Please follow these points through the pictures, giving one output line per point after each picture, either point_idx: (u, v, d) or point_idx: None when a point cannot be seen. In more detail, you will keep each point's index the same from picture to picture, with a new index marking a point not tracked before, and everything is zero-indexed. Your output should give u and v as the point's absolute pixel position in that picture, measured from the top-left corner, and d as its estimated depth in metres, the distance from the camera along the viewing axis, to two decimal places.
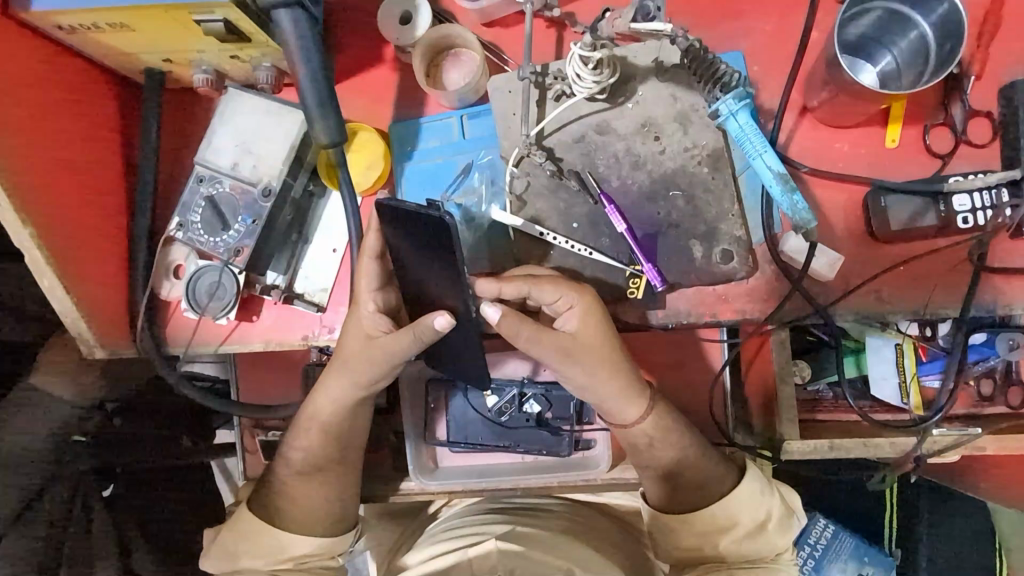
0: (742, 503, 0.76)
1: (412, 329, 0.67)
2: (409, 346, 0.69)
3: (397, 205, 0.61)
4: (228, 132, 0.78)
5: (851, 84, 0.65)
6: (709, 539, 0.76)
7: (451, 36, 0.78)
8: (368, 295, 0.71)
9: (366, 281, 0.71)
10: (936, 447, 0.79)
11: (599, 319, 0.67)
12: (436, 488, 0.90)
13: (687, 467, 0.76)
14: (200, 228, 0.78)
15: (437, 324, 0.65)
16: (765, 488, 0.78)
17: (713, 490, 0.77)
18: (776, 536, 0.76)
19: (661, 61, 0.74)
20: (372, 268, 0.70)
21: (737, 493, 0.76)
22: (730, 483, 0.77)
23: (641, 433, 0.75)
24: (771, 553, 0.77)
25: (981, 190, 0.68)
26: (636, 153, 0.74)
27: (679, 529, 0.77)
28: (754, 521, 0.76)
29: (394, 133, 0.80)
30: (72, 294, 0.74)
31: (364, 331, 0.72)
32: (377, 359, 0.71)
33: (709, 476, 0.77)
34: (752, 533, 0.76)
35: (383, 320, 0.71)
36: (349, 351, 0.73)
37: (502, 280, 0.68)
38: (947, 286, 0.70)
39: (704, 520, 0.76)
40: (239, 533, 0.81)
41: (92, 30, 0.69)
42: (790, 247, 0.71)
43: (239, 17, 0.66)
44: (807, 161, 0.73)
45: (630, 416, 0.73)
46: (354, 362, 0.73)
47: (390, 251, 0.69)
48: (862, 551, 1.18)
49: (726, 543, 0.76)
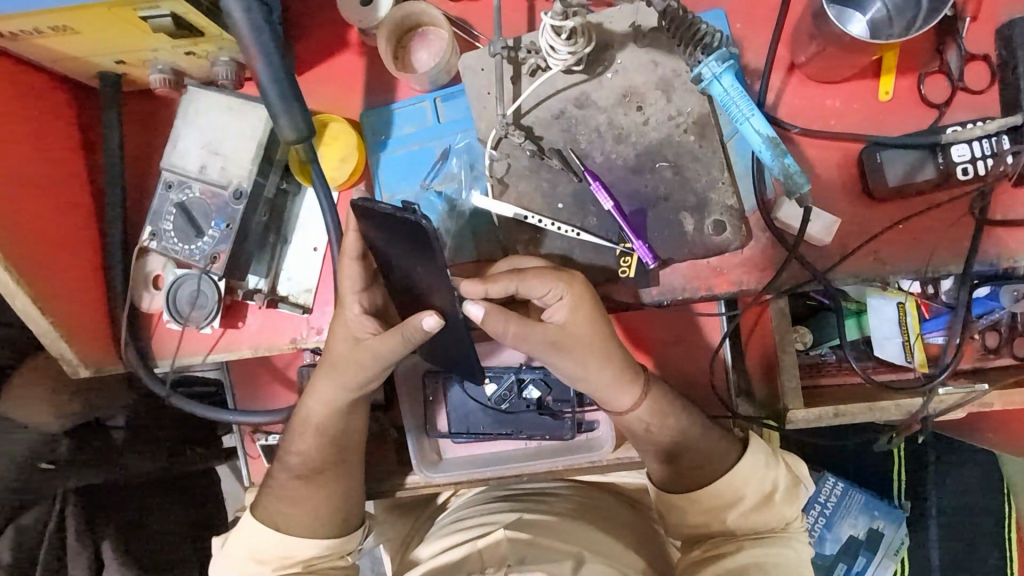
0: (747, 477, 0.75)
1: (400, 329, 0.65)
2: (399, 346, 0.67)
3: (373, 206, 0.58)
4: (193, 134, 0.74)
5: (840, 37, 0.62)
6: (716, 516, 0.75)
7: (415, 14, 0.74)
8: (353, 296, 0.69)
9: (350, 283, 0.68)
10: (944, 405, 0.78)
11: (591, 310, 0.65)
12: (441, 480, 0.89)
13: (688, 447, 0.75)
14: (174, 237, 0.75)
15: (425, 324, 0.63)
16: (769, 460, 0.77)
17: (717, 466, 0.75)
18: (784, 506, 0.75)
19: (639, 25, 0.70)
20: (354, 269, 0.68)
21: (741, 467, 0.75)
22: (733, 458, 0.76)
23: (639, 419, 0.74)
24: (781, 524, 0.76)
25: (981, 139, 0.65)
26: (618, 125, 0.70)
27: (685, 508, 0.75)
28: (760, 493, 0.75)
29: (365, 124, 0.76)
30: (49, 315, 0.72)
31: (351, 333, 0.70)
32: (368, 361, 0.69)
33: (711, 453, 0.76)
34: (759, 506, 0.75)
35: (370, 321, 0.69)
36: (338, 353, 0.71)
37: (488, 280, 0.65)
38: (949, 241, 0.67)
39: (710, 497, 0.75)
40: (245, 541, 0.80)
41: (33, 35, 0.65)
42: (785, 213, 0.68)
43: (187, 10, 0.63)
44: (798, 121, 0.69)
45: (624, 403, 0.72)
46: (345, 366, 0.71)
47: (372, 251, 0.67)
48: (872, 505, 1.19)
49: (734, 519, 0.75)
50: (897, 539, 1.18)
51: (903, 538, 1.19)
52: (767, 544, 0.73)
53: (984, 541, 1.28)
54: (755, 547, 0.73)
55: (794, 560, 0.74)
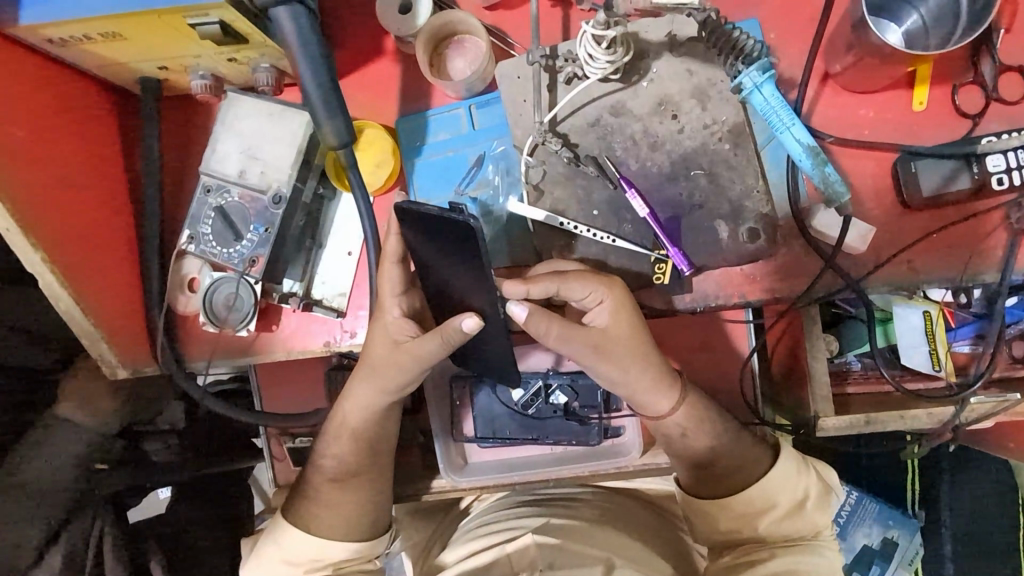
0: (779, 484, 0.75)
1: (439, 333, 0.66)
2: (437, 350, 0.68)
3: (419, 208, 0.59)
4: (232, 139, 0.75)
5: (879, 47, 0.63)
6: (748, 522, 0.75)
7: (452, 23, 0.76)
8: (392, 299, 0.69)
9: (389, 286, 0.69)
10: (975, 414, 0.78)
11: (630, 314, 0.66)
12: (466, 484, 0.91)
13: (720, 452, 0.76)
14: (212, 240, 0.77)
15: (465, 325, 0.64)
16: (801, 467, 0.77)
17: (749, 472, 0.76)
18: (816, 514, 0.75)
19: (675, 34, 0.71)
20: (394, 272, 0.68)
21: (773, 474, 0.75)
22: (766, 464, 0.76)
23: (671, 424, 0.74)
24: (812, 532, 0.76)
25: (1016, 150, 0.66)
26: (654, 133, 0.71)
27: (717, 514, 0.76)
28: (792, 500, 0.75)
29: (401, 130, 0.78)
30: (89, 315, 0.73)
31: (389, 336, 0.70)
32: (404, 365, 0.70)
33: (743, 460, 0.76)
34: (791, 514, 0.75)
35: (409, 324, 0.70)
36: (375, 356, 0.72)
37: (529, 281, 0.65)
38: (982, 250, 0.68)
39: (742, 504, 0.75)
40: (275, 544, 0.81)
41: (83, 41, 0.66)
42: (821, 221, 0.69)
43: (235, 18, 0.64)
44: (832, 130, 0.70)
45: (661, 407, 0.72)
46: (381, 368, 0.72)
47: (411, 254, 0.67)
48: (886, 515, 1.19)
49: (766, 525, 0.75)
50: (912, 549, 1.18)
51: (917, 549, 1.18)
52: (799, 552, 0.73)
53: (1002, 553, 1.27)
54: (788, 554, 0.73)
55: (827, 568, 0.74)
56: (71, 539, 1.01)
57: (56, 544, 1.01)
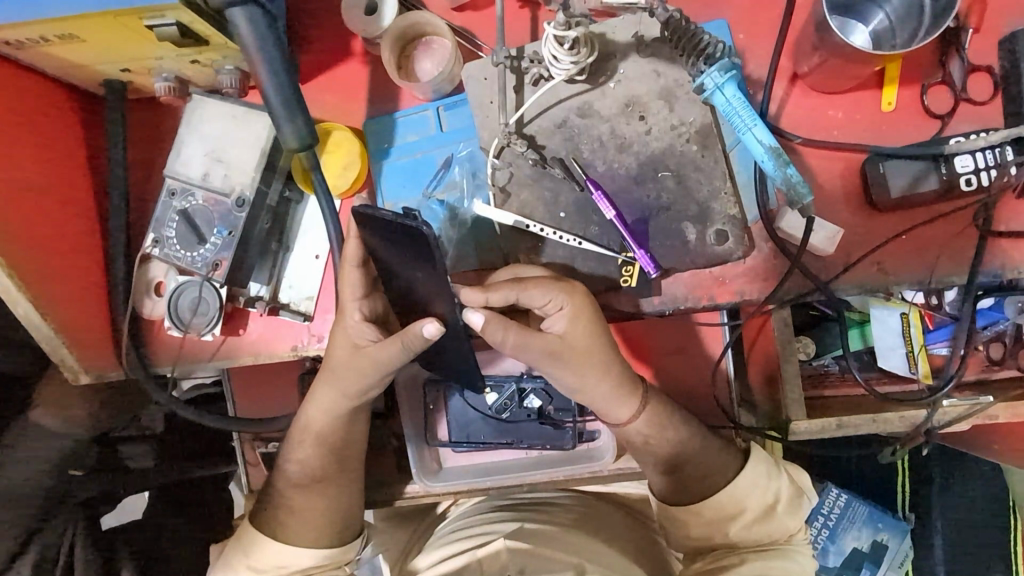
0: (749, 488, 0.74)
1: (400, 337, 0.65)
2: (398, 355, 0.67)
3: (374, 213, 0.58)
4: (196, 142, 0.75)
5: (843, 47, 0.62)
6: (718, 527, 0.74)
7: (418, 24, 0.75)
8: (353, 304, 0.69)
9: (350, 291, 0.68)
10: (947, 418, 0.77)
11: (590, 320, 0.65)
12: (440, 489, 0.90)
13: (689, 457, 0.75)
14: (176, 243, 0.76)
15: (426, 331, 0.63)
16: (771, 471, 0.76)
17: (719, 477, 0.75)
18: (787, 518, 0.75)
19: (641, 36, 0.70)
20: (355, 276, 0.67)
21: (743, 477, 0.74)
22: (735, 469, 0.76)
23: (636, 431, 0.73)
24: (784, 536, 0.75)
25: (985, 150, 0.65)
26: (621, 134, 0.70)
27: (687, 519, 0.75)
28: (762, 505, 0.74)
29: (368, 132, 0.77)
30: (49, 320, 0.72)
31: (350, 340, 0.70)
32: (366, 368, 0.70)
33: (712, 464, 0.75)
34: (762, 518, 0.74)
35: (369, 329, 0.69)
36: (337, 361, 0.71)
37: (488, 288, 0.64)
38: (952, 251, 0.67)
39: (713, 508, 0.74)
40: (243, 549, 0.80)
41: (41, 43, 0.65)
42: (789, 223, 0.68)
43: (193, 19, 0.62)
44: (800, 131, 0.69)
45: (623, 415, 0.72)
46: (342, 373, 0.71)
47: (374, 257, 0.66)
48: (876, 518, 1.18)
49: (737, 530, 0.74)
50: (901, 552, 1.18)
51: (906, 552, 1.18)
52: (771, 556, 0.72)
53: (989, 555, 1.26)
54: (759, 559, 0.72)
55: (798, 571, 0.73)
56: (44, 547, 1.02)
57: (27, 551, 1.01)
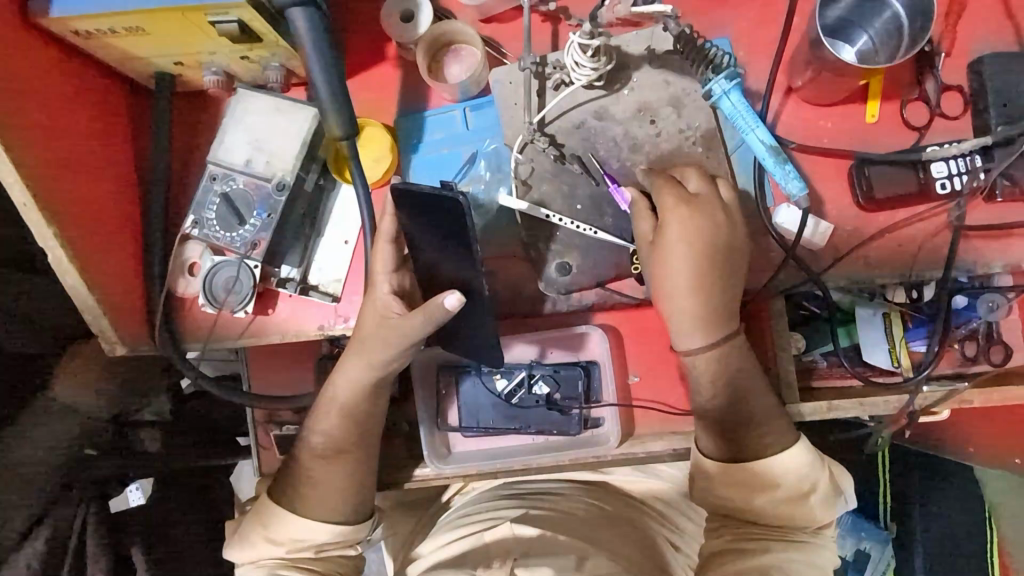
0: (790, 470, 0.77)
1: (423, 309, 0.71)
2: (421, 326, 0.73)
3: (413, 188, 0.65)
4: (240, 131, 0.80)
5: (833, 62, 0.70)
6: (745, 496, 0.78)
7: (450, 32, 0.82)
8: (383, 276, 0.76)
9: (382, 263, 0.75)
10: (926, 402, 0.86)
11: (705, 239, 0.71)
12: (451, 471, 0.94)
13: (744, 420, 0.77)
14: (216, 225, 0.81)
15: (447, 303, 0.69)
16: (815, 463, 0.79)
17: (769, 450, 0.77)
18: (818, 509, 0.78)
19: (654, 48, 0.78)
20: (387, 251, 0.75)
21: (786, 460, 0.77)
22: (786, 446, 0.78)
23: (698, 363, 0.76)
24: (812, 526, 0.78)
25: (958, 157, 0.73)
26: (633, 136, 0.78)
27: (717, 479, 0.78)
28: (796, 489, 0.77)
29: (399, 127, 0.83)
30: (93, 291, 0.76)
31: (378, 312, 0.76)
32: (391, 337, 0.75)
33: (766, 437, 0.77)
34: (794, 502, 0.77)
35: (396, 301, 0.76)
36: (366, 331, 0.77)
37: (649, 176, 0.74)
38: (929, 249, 0.74)
39: (749, 475, 0.77)
40: (262, 522, 0.84)
41: (108, 34, 0.72)
42: (783, 219, 0.75)
43: (253, 17, 0.69)
44: (795, 139, 0.77)
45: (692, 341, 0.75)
46: (369, 341, 0.77)
47: (404, 236, 0.74)
48: (858, 526, 1.29)
49: (763, 502, 0.77)
50: (883, 559, 1.28)
51: (888, 559, 1.28)
52: (777, 543, 0.77)
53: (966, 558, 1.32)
54: (770, 541, 0.77)
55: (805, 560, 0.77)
56: (57, 523, 1.06)
57: (42, 526, 1.06)
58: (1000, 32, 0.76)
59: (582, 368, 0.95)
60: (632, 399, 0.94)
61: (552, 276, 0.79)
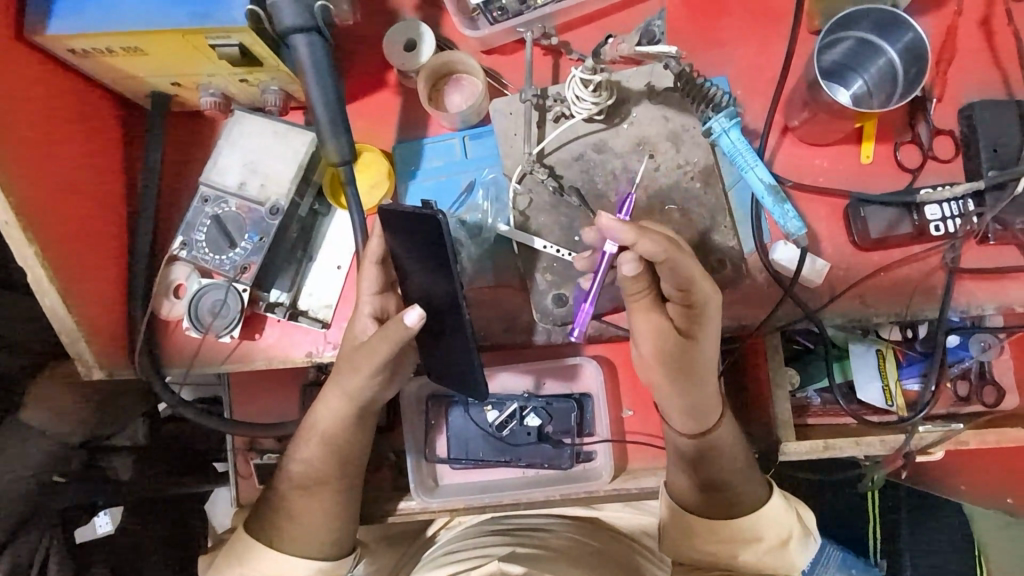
0: (768, 520, 0.79)
1: (386, 333, 0.70)
2: (386, 350, 0.72)
3: (399, 209, 0.64)
4: (234, 153, 0.79)
5: (829, 104, 0.71)
6: (730, 550, 0.79)
7: (452, 61, 0.82)
8: (366, 298, 0.75)
9: (366, 284, 0.74)
10: (923, 442, 0.83)
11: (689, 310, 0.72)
12: (437, 506, 0.91)
13: (727, 478, 0.78)
14: (205, 246, 0.79)
15: (407, 319, 0.69)
16: (790, 508, 0.81)
17: (749, 501, 0.79)
18: (794, 554, 0.80)
19: (653, 84, 0.78)
20: (373, 273, 0.74)
21: (764, 509, 0.78)
22: (764, 496, 0.79)
23: (683, 438, 0.78)
24: (786, 570, 0.80)
25: (950, 201, 0.74)
26: (632, 170, 0.78)
27: (702, 536, 0.79)
28: (777, 538, 0.79)
29: (397, 154, 0.82)
30: (72, 313, 0.73)
31: (354, 333, 0.76)
32: (366, 360, 0.73)
33: (746, 490, 0.79)
34: (772, 548, 0.79)
35: (372, 324, 0.75)
36: (347, 354, 0.75)
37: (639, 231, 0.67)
38: (924, 289, 0.75)
39: (730, 529, 0.78)
40: (236, 558, 0.80)
41: (105, 53, 0.71)
42: (782, 257, 0.75)
43: (254, 42, 0.68)
44: (791, 177, 0.78)
45: (679, 418, 0.78)
46: (344, 364, 0.75)
47: (391, 257, 0.73)
48: (849, 563, 1.20)
49: (748, 556, 0.79)
50: None
51: None
52: None
53: None
54: None
55: None
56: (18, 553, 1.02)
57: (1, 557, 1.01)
58: (989, 81, 0.78)
59: (576, 401, 0.93)
60: (625, 434, 0.93)
61: (548, 307, 0.77)
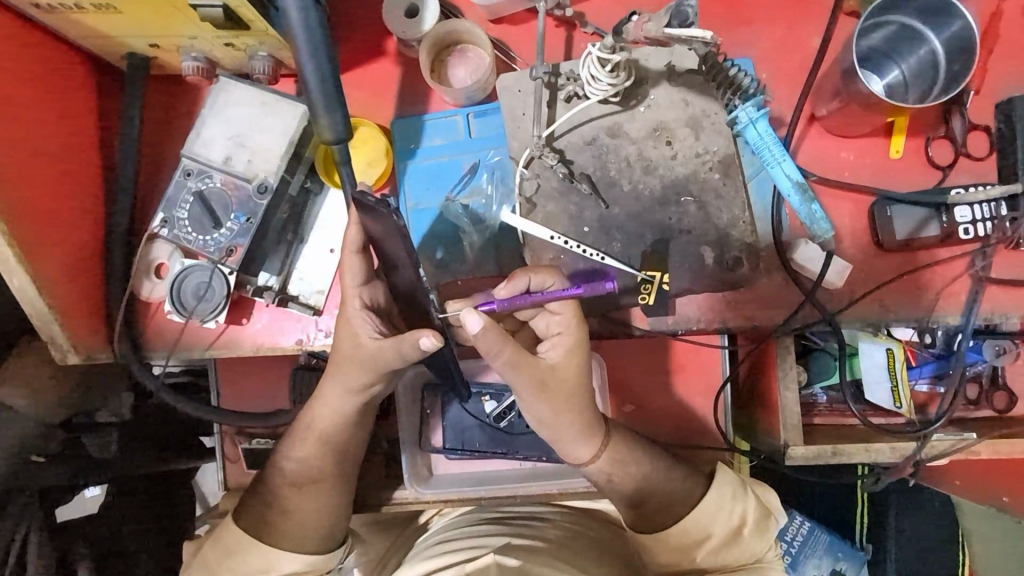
0: (712, 513, 0.76)
1: (399, 344, 0.64)
2: (394, 358, 0.67)
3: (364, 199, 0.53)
4: (220, 125, 0.73)
5: (863, 94, 0.66)
6: (685, 554, 0.75)
7: (457, 31, 0.76)
8: (354, 291, 0.67)
9: (350, 276, 0.67)
10: (936, 451, 0.80)
11: (582, 358, 0.67)
12: (430, 496, 0.89)
13: (655, 490, 0.76)
14: (188, 225, 0.74)
15: (423, 343, 0.62)
16: (737, 493, 0.77)
17: (682, 505, 0.76)
18: (753, 541, 0.76)
19: (673, 65, 0.73)
20: (355, 263, 0.66)
21: (706, 502, 0.76)
22: (699, 493, 0.77)
23: (597, 471, 0.74)
24: (752, 559, 0.77)
25: (982, 203, 0.70)
26: (647, 157, 0.73)
27: (655, 547, 0.75)
28: (728, 528, 0.76)
29: (396, 130, 0.77)
30: (44, 294, 0.68)
31: (353, 333, 0.68)
32: (367, 365, 0.69)
33: (676, 492, 0.77)
34: (728, 542, 0.76)
35: (371, 319, 0.68)
36: (343, 354, 0.70)
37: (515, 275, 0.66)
38: (948, 294, 0.72)
39: (678, 536, 0.75)
40: (223, 551, 0.77)
41: (73, 9, 0.64)
42: (803, 255, 0.71)
43: (240, 3, 0.62)
44: (815, 171, 0.73)
45: (582, 455, 0.72)
46: (345, 364, 0.70)
47: (372, 244, 0.65)
48: (836, 546, 1.18)
49: (703, 556, 0.75)
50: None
51: None
52: None
53: None
54: None
55: None
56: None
57: None
58: None
59: None
60: None
61: None
